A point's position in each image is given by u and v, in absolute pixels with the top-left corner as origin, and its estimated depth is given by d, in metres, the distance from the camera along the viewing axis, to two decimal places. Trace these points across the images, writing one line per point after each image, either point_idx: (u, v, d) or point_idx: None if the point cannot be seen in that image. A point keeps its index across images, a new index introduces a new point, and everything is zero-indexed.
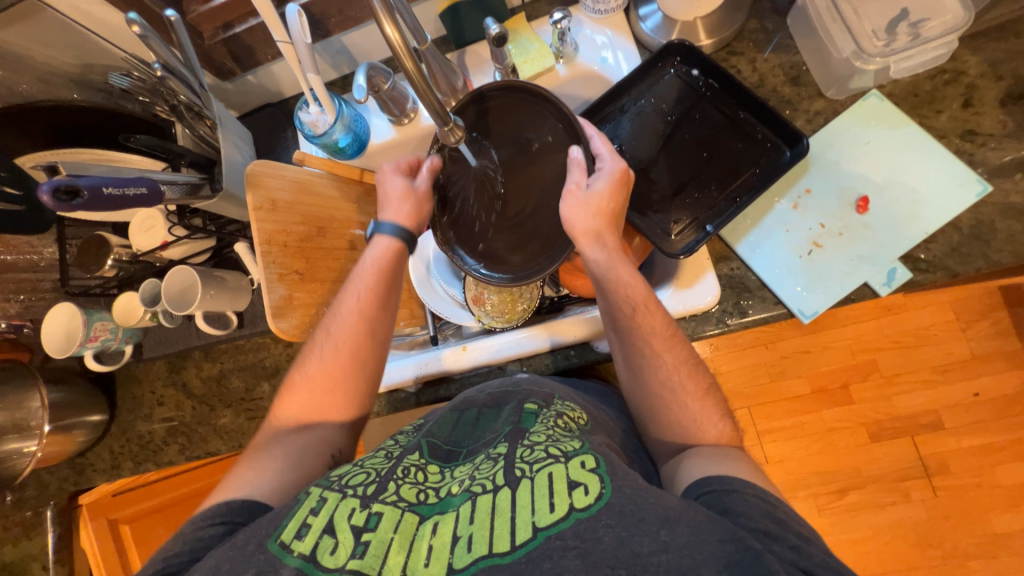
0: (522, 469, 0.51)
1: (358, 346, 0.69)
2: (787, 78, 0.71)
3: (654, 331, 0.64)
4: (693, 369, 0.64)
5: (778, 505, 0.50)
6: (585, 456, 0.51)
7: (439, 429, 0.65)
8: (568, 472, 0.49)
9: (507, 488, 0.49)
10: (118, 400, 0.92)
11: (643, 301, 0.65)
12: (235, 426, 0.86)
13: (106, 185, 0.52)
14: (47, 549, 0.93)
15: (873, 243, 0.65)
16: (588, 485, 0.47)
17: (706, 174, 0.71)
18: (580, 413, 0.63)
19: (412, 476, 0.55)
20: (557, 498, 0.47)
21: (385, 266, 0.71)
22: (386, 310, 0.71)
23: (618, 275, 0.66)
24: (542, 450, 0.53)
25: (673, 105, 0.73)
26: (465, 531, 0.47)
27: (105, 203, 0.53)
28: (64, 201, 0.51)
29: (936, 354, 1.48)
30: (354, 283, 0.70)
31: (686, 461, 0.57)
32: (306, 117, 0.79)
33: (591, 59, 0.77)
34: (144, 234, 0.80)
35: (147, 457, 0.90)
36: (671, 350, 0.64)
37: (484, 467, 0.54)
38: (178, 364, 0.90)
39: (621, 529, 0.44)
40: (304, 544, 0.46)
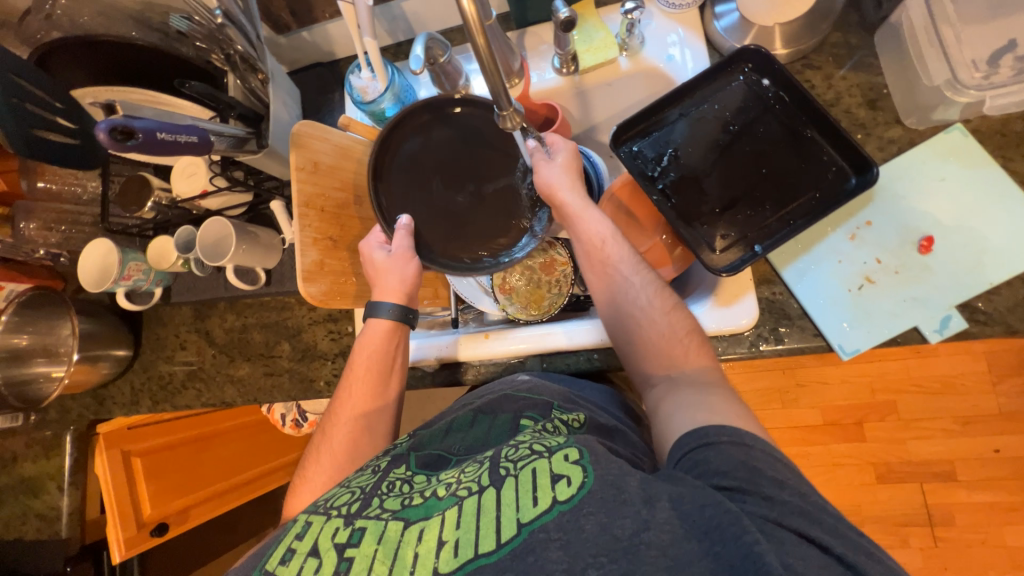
0: (507, 467, 0.49)
1: (361, 431, 0.68)
2: (864, 100, 0.67)
3: (623, 259, 0.66)
4: (661, 293, 0.64)
5: (754, 445, 0.48)
6: (569, 449, 0.49)
7: (427, 439, 0.64)
8: (551, 466, 0.48)
9: (491, 488, 0.48)
10: (142, 338, 0.94)
11: (609, 234, 0.67)
12: (252, 380, 0.88)
13: (160, 130, 0.52)
14: (64, 470, 0.97)
15: (930, 286, 0.61)
16: (571, 477, 0.46)
17: (761, 192, 0.68)
18: (576, 415, 0.63)
19: (398, 487, 0.54)
20: (541, 492, 0.46)
21: (382, 352, 0.71)
22: (386, 393, 0.70)
23: (587, 212, 0.67)
24: (526, 447, 0.52)
25: (737, 114, 0.70)
26: (451, 536, 0.46)
27: (157, 148, 0.53)
28: (119, 140, 0.51)
29: (961, 405, 1.43)
30: (353, 372, 0.70)
31: (666, 417, 0.56)
32: (357, 82, 0.78)
33: (656, 55, 0.74)
34: (185, 180, 0.81)
35: (165, 398, 0.92)
36: (642, 273, 0.66)
37: (468, 470, 0.53)
38: (204, 312, 0.92)
39: (602, 515, 0.43)
40: (290, 568, 0.48)
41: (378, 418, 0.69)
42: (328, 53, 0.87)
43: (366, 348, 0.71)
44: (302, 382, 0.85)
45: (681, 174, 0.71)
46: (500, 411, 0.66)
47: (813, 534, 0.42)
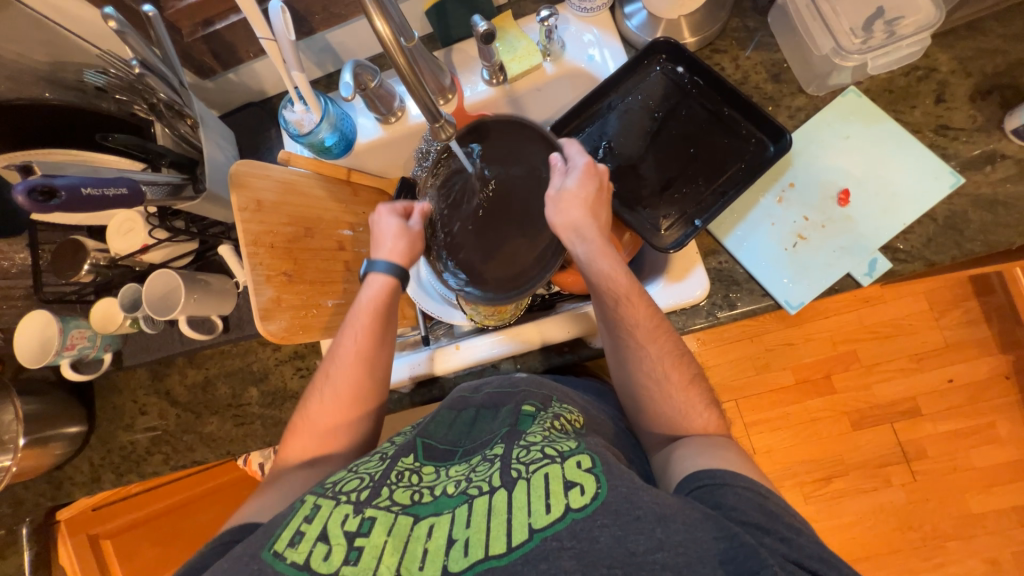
0: (518, 470, 0.51)
1: (360, 378, 0.68)
2: (769, 75, 0.73)
3: (638, 323, 0.65)
4: (680, 360, 0.65)
5: (769, 496, 0.51)
6: (581, 456, 0.51)
7: (435, 429, 0.65)
8: (563, 472, 0.49)
9: (502, 491, 0.50)
10: (97, 410, 0.89)
11: (634, 297, 0.65)
12: (223, 433, 0.84)
13: (84, 185, 0.51)
14: (24, 568, 0.89)
15: (854, 235, 0.67)
16: (584, 485, 0.48)
17: (694, 170, 0.72)
18: (577, 416, 0.64)
19: (407, 478, 0.55)
20: (554, 499, 0.47)
21: (380, 306, 0.70)
22: (384, 343, 0.70)
23: (602, 267, 0.66)
24: (538, 451, 0.53)
25: (660, 101, 0.74)
26: (462, 534, 0.47)
27: (85, 205, 0.51)
28: (40, 201, 0.49)
29: (912, 343, 1.54)
30: (350, 326, 0.69)
31: (678, 455, 0.59)
32: (291, 116, 0.78)
33: (578, 57, 0.78)
34: (122, 237, 0.78)
35: (130, 469, 0.87)
36: (656, 341, 0.65)
37: (479, 470, 0.54)
38: (161, 371, 0.88)
39: (616, 528, 0.44)
40: (298, 553, 0.47)
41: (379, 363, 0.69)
42: (259, 92, 0.88)
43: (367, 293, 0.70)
44: (276, 426, 0.82)
45: (618, 164, 0.75)
46: (502, 406, 0.67)
47: (817, 569, 0.46)
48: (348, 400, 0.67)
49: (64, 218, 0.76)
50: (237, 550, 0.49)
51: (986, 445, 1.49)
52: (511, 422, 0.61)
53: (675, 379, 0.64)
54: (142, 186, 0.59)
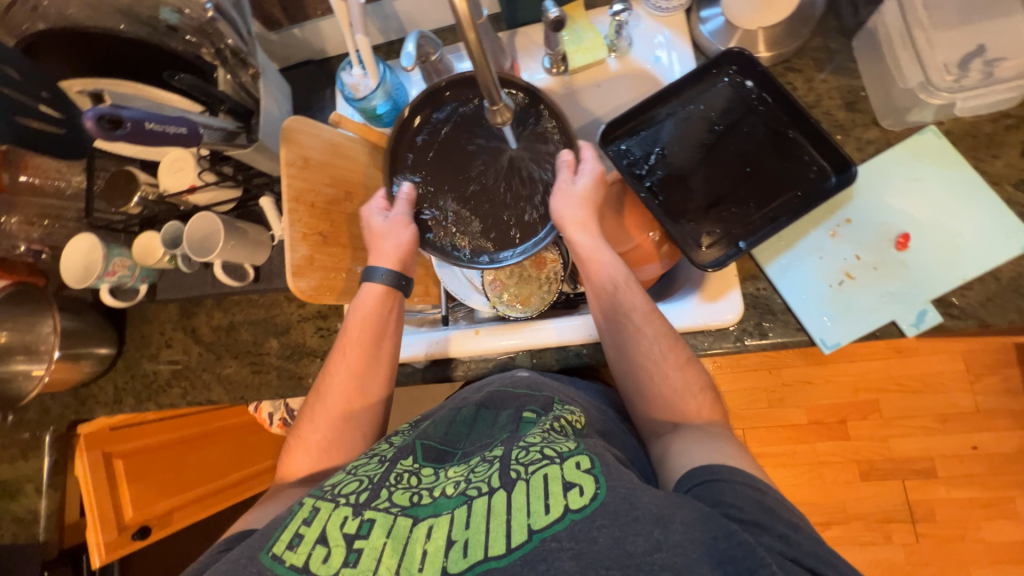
0: (518, 471, 0.51)
1: (357, 383, 0.70)
2: (843, 102, 0.70)
3: (634, 306, 0.66)
4: (677, 346, 0.65)
5: (766, 491, 0.51)
6: (581, 457, 0.51)
7: (434, 429, 0.66)
8: (563, 473, 0.49)
9: (502, 491, 0.49)
10: (126, 336, 0.93)
11: (627, 280, 0.68)
12: (239, 377, 0.86)
13: (149, 120, 0.51)
14: (43, 471, 0.94)
15: (906, 282, 0.64)
16: (583, 486, 0.47)
17: (746, 189, 0.69)
18: (579, 416, 0.63)
19: (406, 480, 0.55)
20: (553, 500, 0.47)
21: (374, 320, 0.71)
22: (379, 360, 0.72)
23: (600, 255, 0.68)
24: (537, 451, 0.53)
25: (722, 113, 0.72)
26: (461, 536, 0.47)
27: (146, 139, 0.52)
28: (106, 129, 0.50)
29: (938, 403, 1.47)
30: (347, 336, 0.71)
31: (673, 452, 0.58)
32: (348, 79, 0.77)
33: (644, 57, 0.76)
34: (172, 175, 0.80)
35: (149, 397, 0.91)
36: (653, 323, 0.66)
37: (478, 470, 0.54)
38: (190, 309, 0.91)
39: (615, 529, 0.44)
40: (296, 557, 0.48)
41: (374, 371, 0.71)
42: (320, 51, 0.88)
43: (361, 302, 0.71)
44: (289, 379, 0.84)
45: (668, 172, 0.72)
46: (503, 412, 0.67)
47: (815, 566, 0.45)
48: (349, 408, 0.69)
49: (120, 148, 0.78)
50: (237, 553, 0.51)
51: (1000, 520, 1.43)
52: (512, 429, 0.62)
53: (674, 371, 0.64)
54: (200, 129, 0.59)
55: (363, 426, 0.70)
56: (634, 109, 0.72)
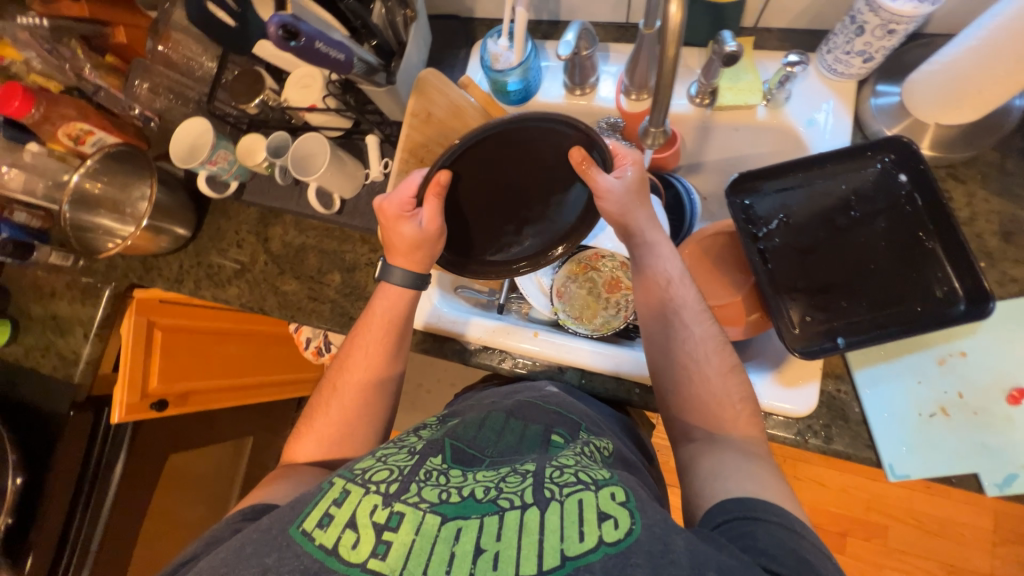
0: (552, 490, 0.49)
1: (373, 370, 0.73)
2: (999, 230, 0.64)
3: (685, 302, 0.66)
4: (722, 348, 0.64)
5: (804, 535, 0.48)
6: (615, 488, 0.50)
7: (463, 432, 0.63)
8: (597, 502, 0.47)
9: (535, 508, 0.47)
10: (203, 224, 0.96)
11: (680, 275, 0.68)
12: (295, 298, 0.88)
13: (320, 41, 0.52)
14: (94, 320, 1.00)
15: (1006, 438, 0.59)
16: (618, 518, 0.46)
17: (863, 287, 0.65)
18: (606, 444, 0.63)
19: (436, 477, 0.53)
20: (587, 527, 0.45)
21: (392, 314, 0.73)
22: (396, 351, 0.74)
23: (656, 248, 0.69)
24: (571, 474, 0.52)
25: (863, 200, 0.67)
26: (492, 546, 0.45)
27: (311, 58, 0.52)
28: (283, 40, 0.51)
29: (951, 552, 1.38)
30: (366, 323, 0.74)
31: (703, 474, 0.57)
32: (491, 47, 0.76)
33: (798, 116, 0.72)
34: (298, 89, 0.80)
35: (208, 287, 0.94)
36: (702, 324, 0.65)
37: (510, 480, 0.52)
38: (269, 219, 0.93)
39: (648, 569, 0.42)
40: (326, 537, 0.46)
41: (385, 365, 0.73)
42: (468, 9, 0.86)
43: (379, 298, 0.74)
44: (341, 316, 0.86)
45: (786, 243, 0.68)
46: (532, 424, 0.65)
47: None
48: (357, 401, 0.71)
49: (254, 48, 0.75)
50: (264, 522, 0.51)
51: None
52: (540, 449, 0.60)
53: (719, 378, 0.62)
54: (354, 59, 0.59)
55: (379, 410, 0.73)
56: (773, 170, 0.67)
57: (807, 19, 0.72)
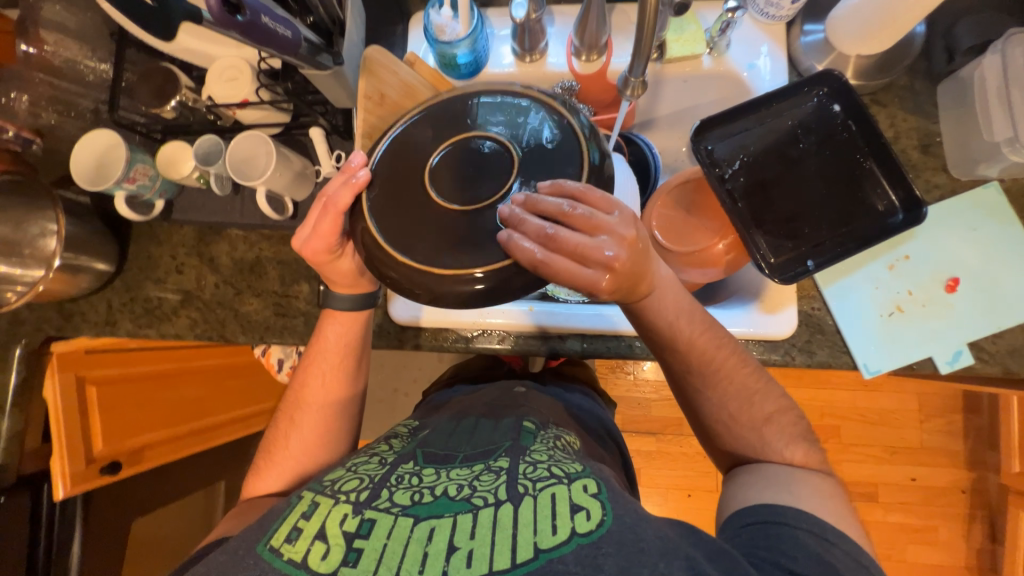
0: (526, 486, 0.52)
1: (335, 396, 0.74)
2: (919, 143, 0.72)
3: (716, 367, 0.65)
4: (750, 397, 0.65)
5: (836, 544, 0.50)
6: (588, 480, 0.53)
7: (435, 438, 0.66)
8: (570, 494, 0.51)
9: (508, 505, 0.50)
10: (129, 254, 0.84)
11: (690, 337, 0.64)
12: (260, 318, 0.80)
13: (264, 14, 0.47)
14: (7, 388, 0.84)
15: (949, 322, 0.68)
16: (590, 510, 0.49)
17: (820, 211, 0.71)
18: (575, 437, 0.69)
19: (407, 480, 0.56)
20: (561, 520, 0.48)
21: (350, 344, 0.74)
22: (355, 376, 0.76)
23: (672, 313, 0.63)
24: (544, 469, 0.55)
25: (808, 131, 0.72)
26: (465, 544, 0.47)
27: (257, 35, 0.47)
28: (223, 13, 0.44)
29: (891, 436, 1.60)
30: (323, 349, 0.73)
31: (740, 484, 0.60)
32: (436, 19, 0.72)
33: (739, 62, 0.76)
34: (220, 83, 0.70)
35: (150, 324, 0.82)
36: (732, 385, 0.65)
37: (484, 478, 0.55)
38: (209, 236, 0.83)
39: (620, 559, 0.45)
40: (294, 550, 0.48)
41: (342, 397, 0.75)
42: None
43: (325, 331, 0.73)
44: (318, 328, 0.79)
45: (749, 180, 0.72)
46: (502, 421, 0.69)
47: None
48: (319, 433, 0.72)
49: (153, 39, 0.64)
50: (234, 543, 0.52)
51: (922, 545, 1.59)
52: (513, 437, 0.63)
53: (764, 429, 0.63)
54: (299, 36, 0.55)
55: (345, 436, 0.75)
56: (730, 110, 0.71)
57: None
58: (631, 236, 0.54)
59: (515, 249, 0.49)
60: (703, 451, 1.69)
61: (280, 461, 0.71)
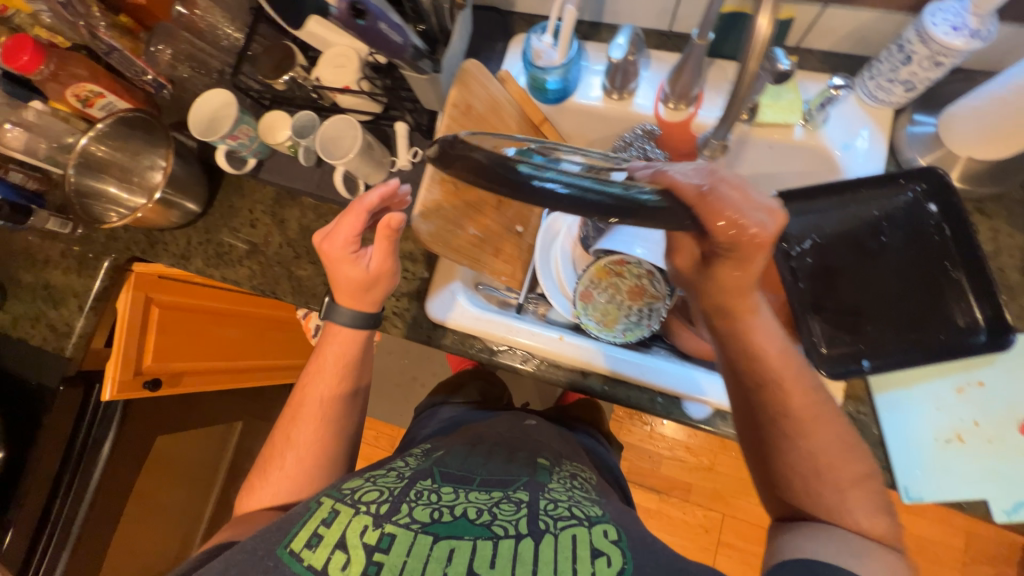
0: (547, 523, 0.54)
1: (332, 412, 0.75)
2: (1021, 265, 0.66)
3: (797, 449, 0.59)
4: (844, 453, 0.59)
5: None
6: (607, 527, 0.56)
7: (452, 461, 0.68)
8: (591, 538, 0.53)
9: (529, 538, 0.52)
10: (215, 200, 0.92)
11: (794, 378, 0.60)
12: (310, 284, 0.86)
13: (383, 20, 0.55)
14: (90, 292, 0.95)
15: (1016, 467, 0.61)
16: (610, 557, 0.50)
17: (890, 312, 0.66)
18: (587, 475, 0.75)
19: (426, 496, 0.57)
20: (581, 563, 0.49)
21: (347, 357, 0.76)
22: (353, 392, 0.78)
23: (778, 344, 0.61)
24: (565, 510, 0.57)
25: (894, 226, 0.67)
26: (485, 571, 0.48)
27: (372, 36, 0.56)
28: (350, 15, 0.53)
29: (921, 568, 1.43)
30: (319, 363, 0.76)
31: (792, 533, 0.56)
32: (535, 44, 0.75)
33: (833, 139, 0.73)
34: (330, 69, 0.77)
35: (217, 266, 0.90)
36: (813, 475, 0.58)
37: (504, 508, 0.56)
38: (285, 200, 0.90)
39: None
40: (314, 557, 0.50)
41: (342, 411, 0.76)
42: (508, 3, 0.85)
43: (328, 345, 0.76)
44: None
45: (817, 263, 0.68)
46: (516, 460, 0.71)
47: None
48: (318, 446, 0.73)
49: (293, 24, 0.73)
50: (252, 544, 0.53)
51: None
52: (532, 477, 0.65)
53: (847, 493, 0.57)
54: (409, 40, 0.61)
55: (341, 452, 0.75)
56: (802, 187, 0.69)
57: (849, 45, 0.74)
58: (772, 219, 0.53)
59: (673, 181, 0.45)
60: (705, 524, 1.60)
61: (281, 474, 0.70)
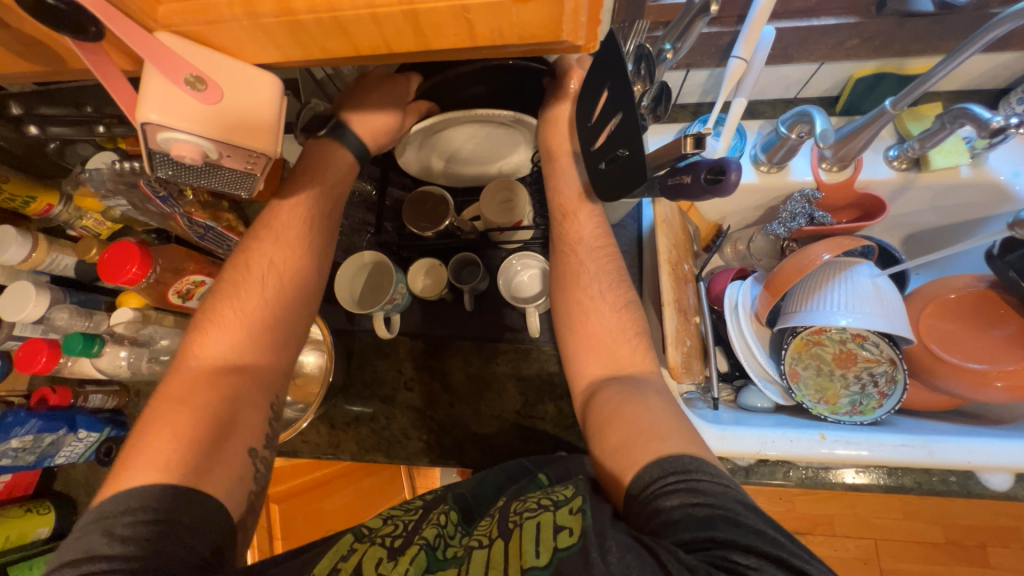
0: (514, 520, 0.48)
1: (289, 278, 0.63)
2: None
3: (577, 269, 0.65)
4: (605, 273, 0.64)
5: (693, 472, 0.46)
6: (574, 501, 0.47)
7: (469, 491, 0.62)
8: (555, 519, 0.45)
9: (500, 542, 0.46)
10: (355, 369, 0.80)
11: (562, 203, 0.66)
12: (502, 441, 0.75)
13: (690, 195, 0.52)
14: None
15: None
16: (574, 527, 0.44)
17: None
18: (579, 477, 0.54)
19: (440, 521, 0.53)
20: (543, 545, 0.43)
21: (307, 213, 0.65)
22: (313, 265, 0.65)
23: (576, 211, 0.65)
24: (534, 502, 0.50)
25: None
26: None
27: (686, 195, 0.51)
28: (713, 183, 0.48)
29: None
30: (278, 225, 0.64)
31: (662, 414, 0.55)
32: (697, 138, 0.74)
33: (1002, 170, 0.74)
34: (493, 206, 0.72)
35: (379, 449, 0.77)
36: (611, 290, 0.64)
37: (482, 527, 0.51)
38: (440, 349, 0.79)
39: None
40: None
41: (293, 324, 0.63)
42: None
43: (287, 210, 0.65)
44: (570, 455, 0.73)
45: None
46: (514, 481, 0.64)
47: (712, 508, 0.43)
48: (257, 343, 0.60)
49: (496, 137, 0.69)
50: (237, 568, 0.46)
51: None
52: (520, 487, 0.58)
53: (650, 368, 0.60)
54: (671, 188, 0.53)
55: (293, 343, 0.64)
56: (847, 140, 0.72)
57: (977, 82, 0.78)
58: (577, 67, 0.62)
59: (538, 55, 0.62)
60: (864, 558, 1.43)
61: (177, 419, 0.53)
